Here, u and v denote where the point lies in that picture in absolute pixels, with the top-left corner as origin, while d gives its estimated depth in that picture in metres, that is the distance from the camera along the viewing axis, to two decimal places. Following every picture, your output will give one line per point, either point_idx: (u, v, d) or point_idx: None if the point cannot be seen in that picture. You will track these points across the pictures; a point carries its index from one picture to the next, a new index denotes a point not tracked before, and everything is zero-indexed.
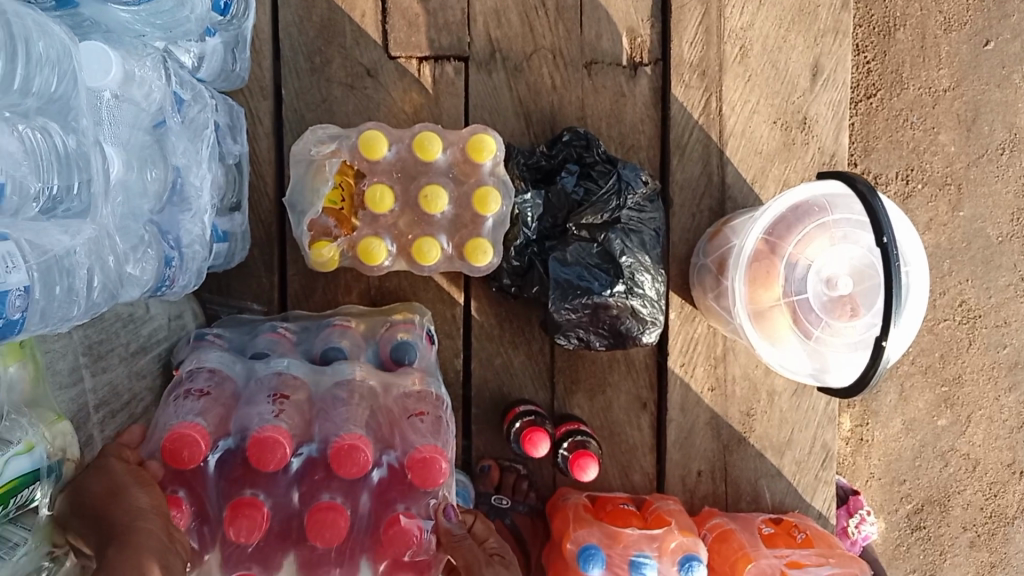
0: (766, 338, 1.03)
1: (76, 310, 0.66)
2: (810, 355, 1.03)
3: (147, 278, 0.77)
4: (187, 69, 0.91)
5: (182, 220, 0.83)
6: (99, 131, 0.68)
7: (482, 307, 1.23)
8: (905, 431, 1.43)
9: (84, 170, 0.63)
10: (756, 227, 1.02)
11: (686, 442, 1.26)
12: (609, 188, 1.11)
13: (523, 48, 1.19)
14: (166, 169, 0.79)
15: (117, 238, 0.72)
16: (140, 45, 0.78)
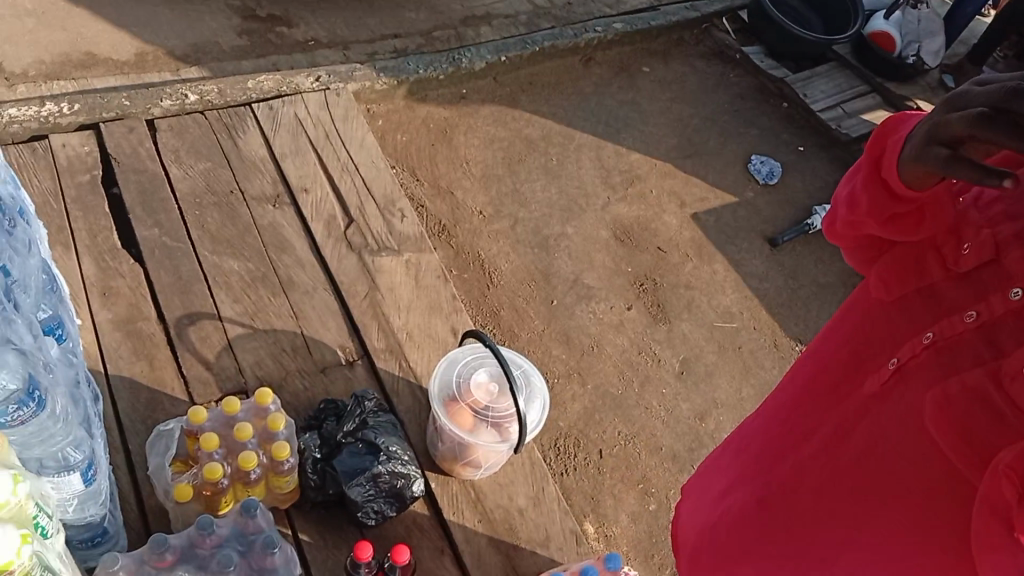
0: (465, 431, 1.72)
1: (57, 435, 1.24)
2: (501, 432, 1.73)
3: (85, 453, 1.31)
4: (87, 397, 1.57)
5: (94, 448, 1.41)
6: (55, 371, 1.35)
7: (306, 531, 1.71)
8: (633, 522, 2.01)
9: (50, 369, 1.29)
10: (434, 376, 1.77)
11: (481, 562, 1.74)
12: (352, 405, 1.82)
13: (279, 374, 1.90)
14: (80, 414, 1.41)
15: (74, 419, 1.31)
16: (64, 365, 1.48)
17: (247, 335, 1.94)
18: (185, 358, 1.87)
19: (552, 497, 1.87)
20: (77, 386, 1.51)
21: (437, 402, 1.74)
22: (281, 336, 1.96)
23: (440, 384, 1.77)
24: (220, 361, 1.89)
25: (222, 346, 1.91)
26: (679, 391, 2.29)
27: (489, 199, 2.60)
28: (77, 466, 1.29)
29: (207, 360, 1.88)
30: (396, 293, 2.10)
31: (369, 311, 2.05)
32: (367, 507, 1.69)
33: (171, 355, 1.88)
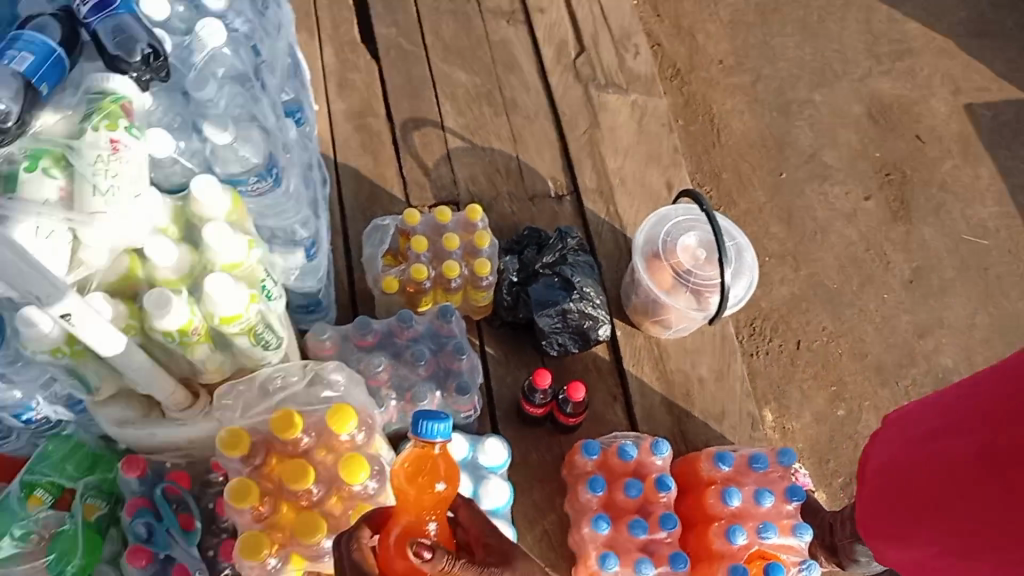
0: (661, 289, 1.68)
1: (288, 211, 1.30)
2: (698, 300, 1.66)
3: (311, 233, 1.37)
4: (317, 182, 1.63)
5: (320, 230, 1.47)
6: (293, 152, 1.40)
7: (491, 345, 1.78)
8: (817, 421, 1.94)
9: (287, 149, 1.33)
10: (642, 228, 1.72)
11: (650, 417, 1.75)
12: (556, 237, 1.79)
13: (490, 193, 1.92)
14: (310, 196, 1.46)
15: (304, 199, 1.36)
16: (301, 148, 1.54)
17: (466, 149, 1.96)
18: (406, 160, 1.93)
19: (736, 375, 1.83)
20: (310, 170, 1.57)
21: (639, 255, 1.69)
22: (497, 157, 1.96)
23: (646, 237, 1.72)
24: (437, 169, 1.93)
25: (441, 155, 1.94)
26: (901, 301, 2.11)
27: (732, 47, 2.39)
28: (306, 242, 1.35)
29: (426, 166, 1.93)
30: (618, 134, 2.01)
31: (586, 148, 1.99)
32: (551, 340, 1.72)
33: (394, 155, 1.93)
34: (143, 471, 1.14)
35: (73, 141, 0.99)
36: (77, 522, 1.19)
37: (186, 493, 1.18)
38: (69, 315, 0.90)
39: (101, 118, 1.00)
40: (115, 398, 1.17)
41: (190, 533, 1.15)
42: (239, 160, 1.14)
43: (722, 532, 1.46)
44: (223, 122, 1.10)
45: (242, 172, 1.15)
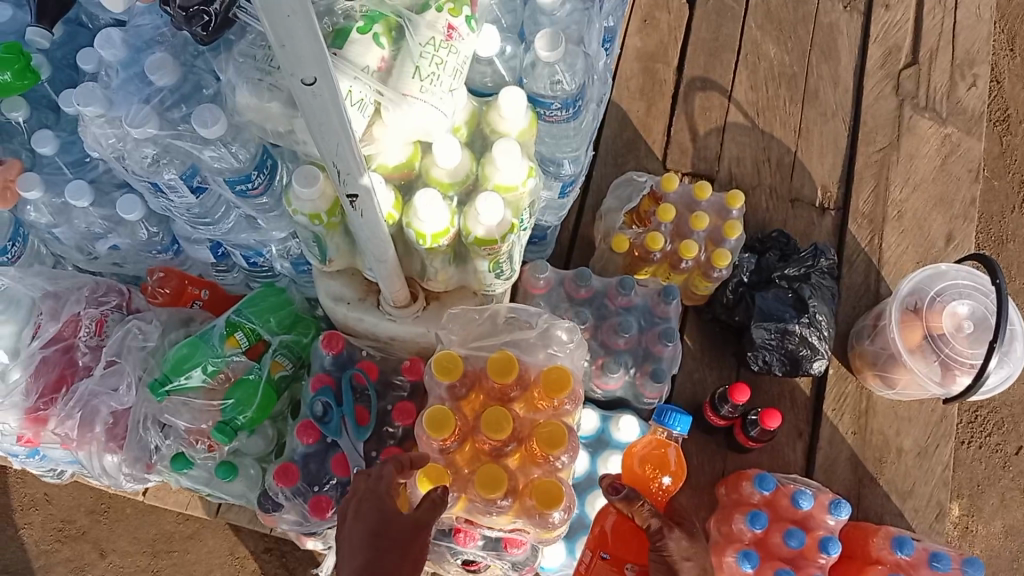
0: (906, 349, 1.52)
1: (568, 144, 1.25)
2: (941, 373, 1.48)
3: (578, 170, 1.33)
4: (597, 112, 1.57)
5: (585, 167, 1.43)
6: (599, 82, 1.33)
7: (692, 334, 1.71)
8: (1005, 535, 1.68)
9: (596, 81, 1.27)
10: (913, 276, 1.54)
11: (830, 468, 1.62)
12: (807, 253, 1.66)
13: (751, 181, 1.80)
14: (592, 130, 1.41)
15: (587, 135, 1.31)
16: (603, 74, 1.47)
17: (742, 128, 1.84)
18: (678, 119, 1.84)
19: (940, 458, 1.64)
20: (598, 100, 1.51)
21: (897, 303, 1.54)
22: (772, 147, 1.83)
23: (913, 287, 1.54)
24: (706, 140, 1.83)
25: (716, 126, 1.84)
26: None
27: None
28: (563, 179, 1.31)
29: (695, 132, 1.84)
30: (912, 166, 1.81)
31: (873, 167, 1.81)
32: (759, 353, 1.62)
33: (668, 110, 1.85)
34: (338, 349, 1.24)
35: (412, 17, 0.99)
36: (262, 373, 1.28)
37: (370, 385, 1.22)
38: (358, 197, 0.92)
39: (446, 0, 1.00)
40: (339, 274, 1.24)
41: (362, 427, 1.20)
42: (551, 81, 1.09)
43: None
44: (561, 39, 1.04)
45: (550, 95, 1.10)
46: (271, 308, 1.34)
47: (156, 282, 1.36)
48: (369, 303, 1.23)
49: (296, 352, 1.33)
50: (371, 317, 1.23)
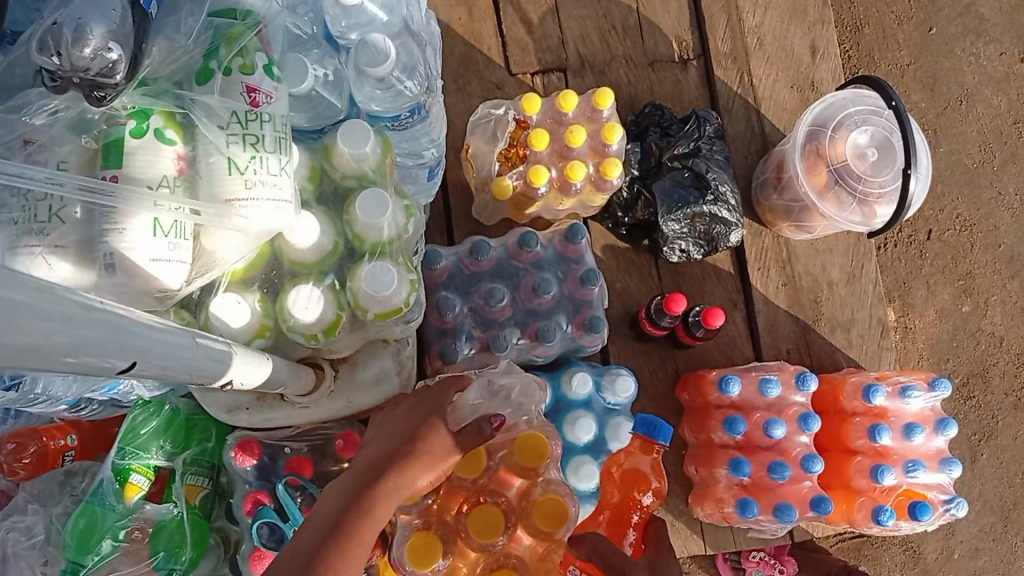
0: (820, 196, 1.42)
1: (423, 136, 1.06)
2: (861, 208, 1.41)
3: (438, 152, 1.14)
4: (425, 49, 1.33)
5: None
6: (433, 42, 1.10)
7: (600, 245, 1.60)
8: (939, 318, 1.76)
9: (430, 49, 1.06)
10: (805, 117, 1.43)
11: (773, 328, 1.60)
12: (690, 123, 1.55)
13: (603, 58, 1.64)
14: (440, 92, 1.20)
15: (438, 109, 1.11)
16: None
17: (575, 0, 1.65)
18: (504, 13, 1.63)
19: (869, 277, 1.64)
20: None
21: (798, 150, 1.43)
22: (612, 11, 1.65)
23: (808, 129, 1.44)
24: (542, 27, 1.64)
25: (547, 8, 1.64)
26: None
27: None
28: (430, 163, 1.14)
29: (528, 22, 1.63)
30: None
31: None
32: (675, 244, 1.53)
33: (490, 5, 1.63)
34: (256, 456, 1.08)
35: (195, 97, 0.79)
36: (181, 506, 1.16)
37: (311, 484, 1.08)
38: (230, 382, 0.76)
39: (232, 56, 0.80)
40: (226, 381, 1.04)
41: None
42: (390, 93, 0.88)
43: (867, 470, 1.37)
44: (387, 46, 0.82)
45: (391, 109, 0.90)
46: (157, 434, 1.17)
47: (12, 456, 1.20)
48: (270, 402, 1.05)
49: (206, 465, 1.20)
50: (278, 416, 1.05)
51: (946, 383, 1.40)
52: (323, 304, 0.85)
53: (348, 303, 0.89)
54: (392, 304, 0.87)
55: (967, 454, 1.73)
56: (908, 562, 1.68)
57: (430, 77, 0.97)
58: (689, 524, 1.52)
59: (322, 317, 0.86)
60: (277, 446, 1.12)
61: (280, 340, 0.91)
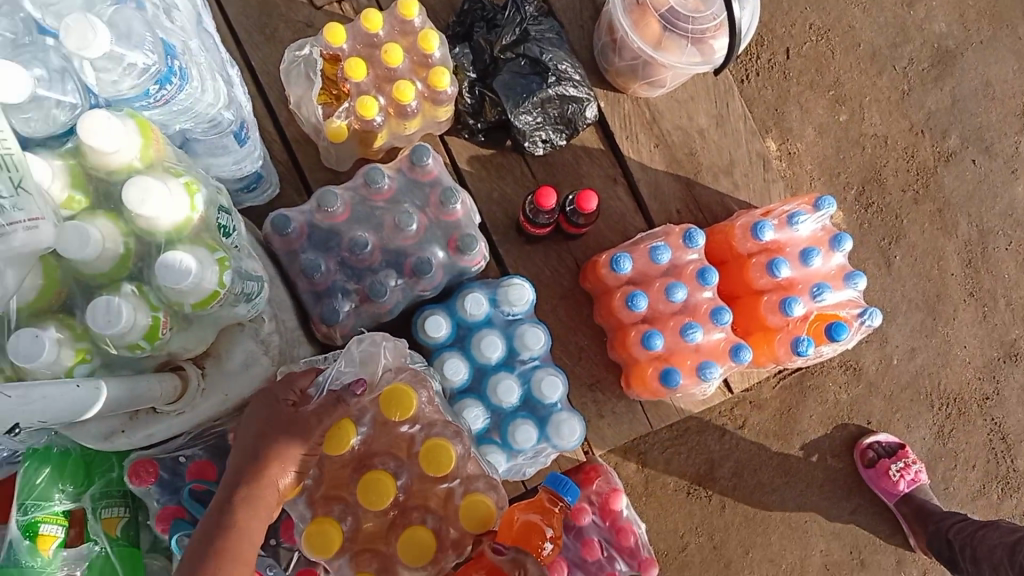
0: (657, 51, 1.38)
1: (203, 106, 1.00)
2: (697, 48, 1.37)
3: (233, 117, 1.08)
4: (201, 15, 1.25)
5: (239, 95, 1.16)
6: (180, 9, 1.04)
7: (463, 156, 1.51)
8: (820, 135, 1.74)
9: (172, 16, 0.99)
10: None
11: (657, 192, 1.56)
12: (508, 9, 1.45)
13: None
14: (217, 55, 1.13)
15: (214, 75, 1.05)
16: None
17: None
18: None
19: (738, 115, 1.59)
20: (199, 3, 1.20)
21: (620, 14, 1.39)
22: None
23: None
24: None
25: None
26: None
27: None
28: (233, 128, 1.08)
29: None
30: None
31: None
32: (534, 136, 1.46)
33: None
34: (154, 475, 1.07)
35: None
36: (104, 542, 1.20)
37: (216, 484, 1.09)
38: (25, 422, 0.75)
39: None
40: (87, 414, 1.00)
41: None
42: (124, 68, 0.84)
43: (775, 306, 1.34)
44: (92, 21, 0.77)
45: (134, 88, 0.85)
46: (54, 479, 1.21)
47: None
48: (146, 417, 1.02)
49: (117, 495, 1.23)
50: (158, 427, 1.03)
51: (831, 201, 1.37)
52: (130, 312, 0.82)
53: (160, 302, 0.88)
54: (202, 290, 0.86)
55: (881, 261, 1.72)
56: (852, 380, 1.67)
57: (172, 44, 0.91)
58: (628, 406, 1.50)
59: (137, 326, 0.84)
60: (173, 458, 1.11)
61: (106, 356, 0.90)
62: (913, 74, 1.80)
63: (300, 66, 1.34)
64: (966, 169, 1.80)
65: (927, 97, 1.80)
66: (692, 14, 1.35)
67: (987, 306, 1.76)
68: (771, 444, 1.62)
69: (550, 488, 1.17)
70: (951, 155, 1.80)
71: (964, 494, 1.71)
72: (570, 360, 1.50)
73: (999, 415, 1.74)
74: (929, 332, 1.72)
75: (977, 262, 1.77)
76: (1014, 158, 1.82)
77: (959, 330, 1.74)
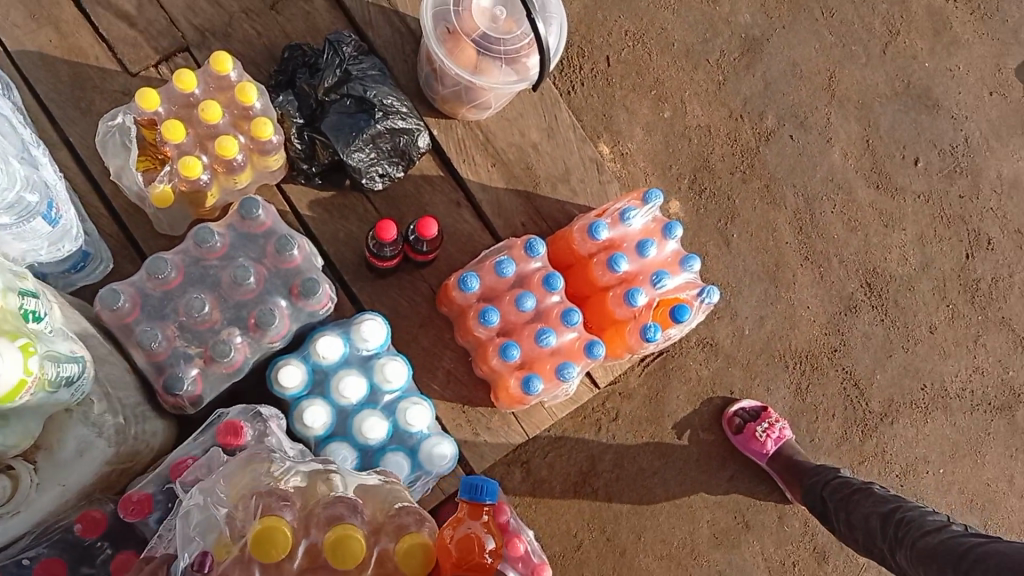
0: (474, 75, 1.39)
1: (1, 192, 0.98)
2: (513, 67, 1.40)
3: (38, 199, 1.07)
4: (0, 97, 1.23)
5: (46, 175, 1.15)
6: None
7: (304, 202, 1.54)
8: (648, 133, 1.84)
9: None
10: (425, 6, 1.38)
11: (501, 209, 1.61)
12: (326, 50, 1.46)
13: (221, 20, 1.55)
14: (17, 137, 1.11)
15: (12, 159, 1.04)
16: None
17: None
18: (95, 15, 1.50)
19: (566, 125, 1.67)
20: None
21: (433, 40, 1.38)
22: None
23: (434, 15, 1.39)
24: (142, 14, 1.52)
25: None
26: None
27: None
28: (40, 210, 1.07)
29: (127, 15, 1.51)
30: None
31: None
32: (371, 171, 1.49)
33: (77, 14, 1.49)
34: None
35: None
36: None
37: None
38: None
39: None
40: None
41: None
42: None
43: (620, 299, 1.41)
44: None
45: None
46: None
47: None
48: None
49: None
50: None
51: (656, 193, 1.45)
52: None
53: None
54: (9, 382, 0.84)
55: (721, 241, 1.84)
56: (711, 356, 1.78)
57: None
58: (502, 419, 1.55)
59: None
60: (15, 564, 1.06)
61: None
62: (725, 63, 1.92)
63: (117, 135, 1.33)
64: (786, 145, 1.93)
65: (742, 84, 1.93)
66: (502, 34, 1.38)
67: (823, 267, 1.89)
68: (645, 430, 1.71)
69: (469, 499, 1.04)
70: (771, 133, 1.92)
71: (829, 444, 1.83)
72: (438, 386, 1.54)
73: (849, 363, 1.87)
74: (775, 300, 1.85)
75: (808, 228, 1.90)
76: (827, 128, 1.97)
77: (801, 293, 1.86)
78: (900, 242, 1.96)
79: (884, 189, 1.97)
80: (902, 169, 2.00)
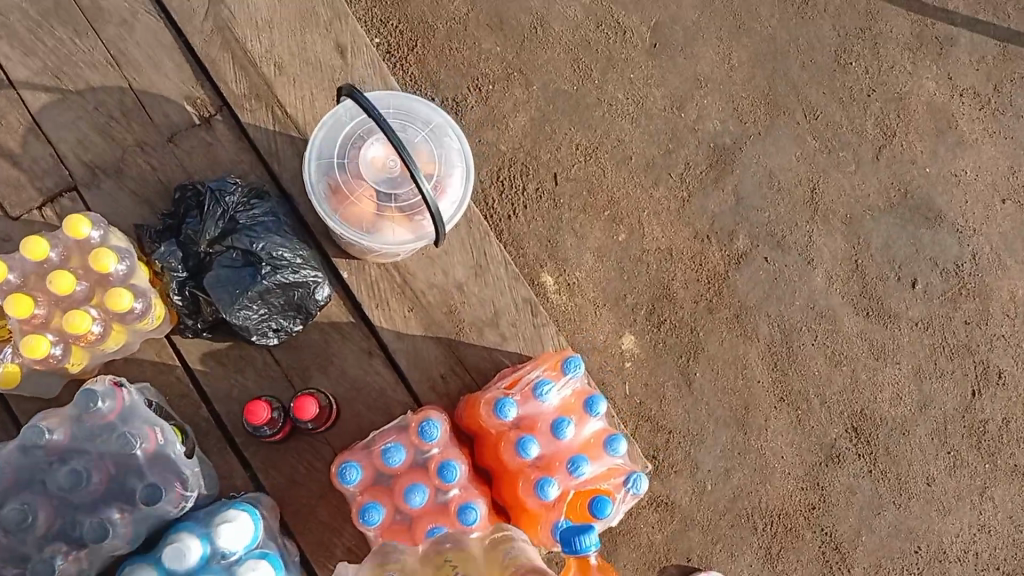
0: (367, 234, 1.23)
1: None
2: (409, 225, 1.23)
3: None
4: None
5: None
6: None
7: (197, 356, 1.40)
8: (599, 259, 1.66)
9: None
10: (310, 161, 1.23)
11: (418, 360, 1.44)
12: (208, 199, 1.33)
13: (114, 155, 1.41)
14: None
15: None
16: None
17: (53, 106, 1.39)
18: None
19: (496, 261, 1.49)
20: None
21: (319, 199, 1.23)
22: (103, 100, 1.41)
23: (321, 169, 1.24)
24: (29, 152, 1.39)
25: (26, 128, 1.39)
26: (651, 73, 1.75)
27: None
28: None
29: (11, 154, 1.38)
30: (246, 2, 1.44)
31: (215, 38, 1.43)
32: (263, 328, 1.34)
33: None
34: None
35: None
36: None
37: None
38: None
39: None
40: None
41: None
42: None
43: (532, 488, 1.22)
44: None
45: None
46: None
47: None
48: None
49: None
50: None
51: (577, 361, 1.27)
52: None
53: None
54: None
55: (681, 381, 1.64)
56: (665, 517, 1.58)
57: None
58: None
59: None
60: None
61: None
62: (691, 178, 1.73)
63: None
64: (760, 269, 1.72)
65: (708, 200, 1.73)
66: (400, 188, 1.22)
67: (801, 410, 1.68)
68: None
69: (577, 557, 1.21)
70: (743, 256, 1.72)
71: None
72: (336, 564, 1.39)
73: (829, 523, 1.64)
74: (741, 448, 1.64)
75: (783, 363, 1.69)
76: (809, 248, 1.75)
77: (774, 440, 1.65)
78: (893, 378, 1.74)
79: (874, 316, 1.75)
80: (896, 293, 1.77)
